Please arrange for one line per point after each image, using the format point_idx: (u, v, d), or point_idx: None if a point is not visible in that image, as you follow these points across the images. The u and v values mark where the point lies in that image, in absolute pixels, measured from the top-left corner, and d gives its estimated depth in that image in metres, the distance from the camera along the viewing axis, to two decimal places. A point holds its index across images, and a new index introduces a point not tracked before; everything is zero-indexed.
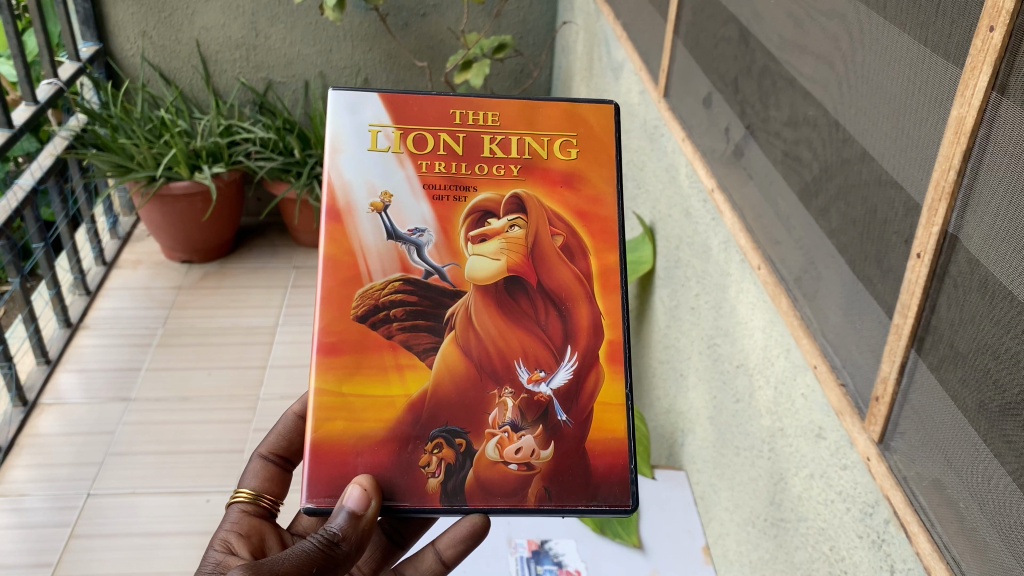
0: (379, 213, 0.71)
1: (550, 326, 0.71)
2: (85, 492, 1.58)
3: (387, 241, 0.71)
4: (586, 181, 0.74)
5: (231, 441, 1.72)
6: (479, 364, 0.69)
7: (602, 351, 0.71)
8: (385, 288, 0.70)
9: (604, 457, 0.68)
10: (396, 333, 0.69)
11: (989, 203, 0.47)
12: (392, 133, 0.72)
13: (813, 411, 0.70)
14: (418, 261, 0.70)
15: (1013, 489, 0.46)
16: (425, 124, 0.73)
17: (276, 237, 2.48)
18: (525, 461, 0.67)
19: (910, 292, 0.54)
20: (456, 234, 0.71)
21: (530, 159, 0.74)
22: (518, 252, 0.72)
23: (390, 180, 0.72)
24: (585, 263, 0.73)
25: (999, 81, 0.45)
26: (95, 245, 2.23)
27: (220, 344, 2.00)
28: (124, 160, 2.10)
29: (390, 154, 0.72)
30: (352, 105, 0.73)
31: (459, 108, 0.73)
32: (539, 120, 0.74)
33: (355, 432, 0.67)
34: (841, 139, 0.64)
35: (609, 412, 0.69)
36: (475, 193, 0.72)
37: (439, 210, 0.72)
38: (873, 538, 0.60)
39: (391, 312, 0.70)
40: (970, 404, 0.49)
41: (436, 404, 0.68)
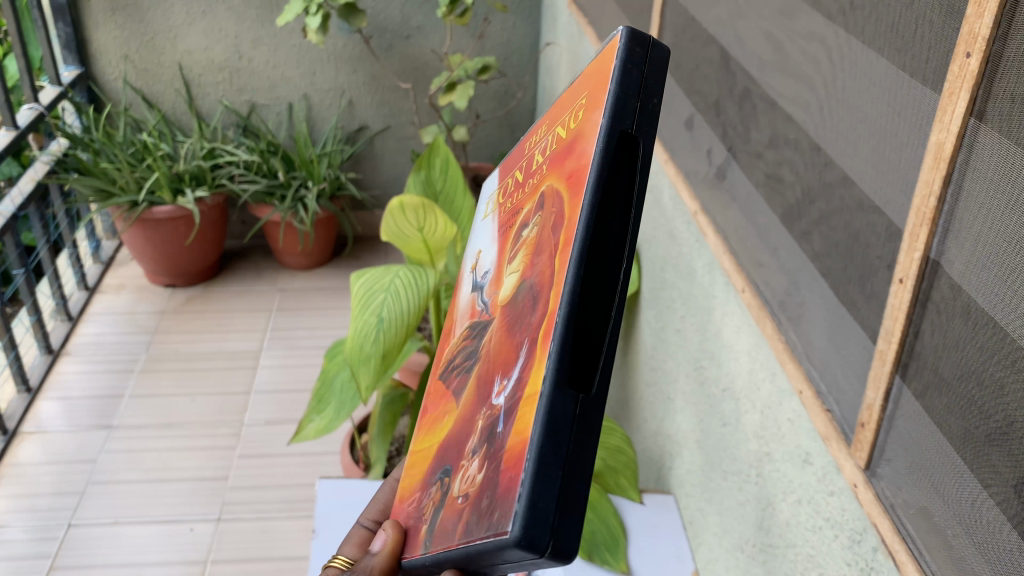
0: (473, 272, 0.59)
1: (522, 320, 0.41)
2: (66, 523, 1.56)
3: (470, 294, 0.57)
4: (581, 128, 0.43)
5: (215, 468, 1.70)
6: (473, 393, 0.46)
7: (546, 324, 0.38)
8: (457, 340, 0.57)
9: (506, 473, 0.35)
10: (450, 377, 0.54)
11: (971, 229, 0.46)
12: (496, 194, 0.61)
13: (799, 436, 0.70)
14: (477, 301, 0.54)
15: (1000, 519, 0.45)
16: (513, 173, 0.59)
17: (261, 260, 2.47)
18: (465, 493, 0.41)
19: (894, 317, 0.54)
20: (502, 259, 0.51)
21: (557, 145, 0.48)
22: (528, 249, 0.46)
23: (484, 238, 0.59)
24: (559, 214, 0.41)
25: (976, 107, 0.45)
26: (77, 269, 2.22)
27: (204, 369, 1.99)
28: (106, 184, 2.08)
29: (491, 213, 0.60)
30: (487, 194, 0.67)
31: (536, 138, 0.56)
32: (573, 100, 0.49)
33: (406, 487, 0.55)
34: (822, 163, 0.64)
35: (526, 404, 0.36)
36: (520, 209, 0.51)
37: (499, 244, 0.54)
38: (862, 566, 0.59)
39: (453, 360, 0.55)
40: (956, 431, 0.48)
41: (444, 449, 0.49)
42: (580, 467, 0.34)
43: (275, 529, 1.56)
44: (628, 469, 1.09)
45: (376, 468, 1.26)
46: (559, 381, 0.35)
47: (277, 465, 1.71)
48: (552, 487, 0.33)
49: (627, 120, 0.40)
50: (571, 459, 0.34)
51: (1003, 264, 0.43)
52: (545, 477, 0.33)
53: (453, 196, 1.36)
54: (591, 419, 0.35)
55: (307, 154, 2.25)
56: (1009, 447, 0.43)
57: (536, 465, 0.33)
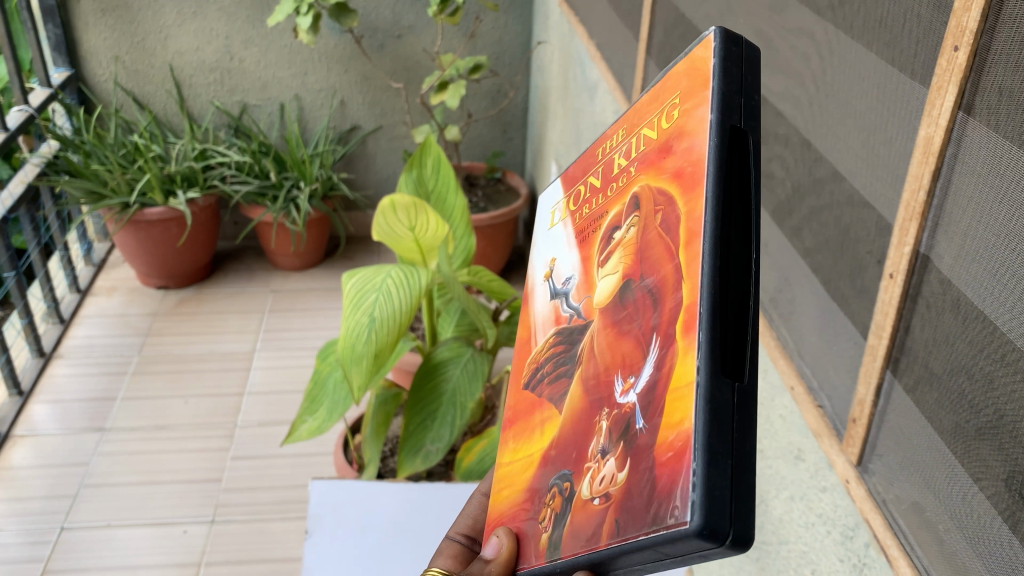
0: (547, 281, 0.55)
1: (644, 319, 0.38)
2: (58, 526, 1.55)
3: (549, 302, 0.54)
4: (682, 128, 0.40)
5: (208, 470, 1.69)
6: (590, 395, 0.43)
7: (678, 323, 0.35)
8: (545, 349, 0.53)
9: (667, 468, 0.33)
10: (543, 389, 0.51)
11: (960, 223, 0.46)
12: (563, 205, 0.57)
13: (791, 432, 0.70)
14: (568, 310, 0.50)
15: (991, 512, 0.45)
16: (582, 177, 0.55)
17: (254, 261, 2.46)
18: (606, 493, 0.38)
19: (884, 312, 0.54)
20: (592, 264, 0.48)
21: (645, 148, 0.44)
22: (630, 255, 0.42)
23: (553, 247, 0.56)
24: (675, 212, 0.38)
25: (965, 101, 0.45)
26: (68, 272, 2.21)
27: (196, 371, 1.98)
28: (97, 186, 2.07)
29: (558, 226, 0.56)
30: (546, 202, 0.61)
31: (608, 140, 0.52)
32: (656, 99, 0.45)
33: (509, 498, 0.52)
34: (812, 158, 0.64)
35: (678, 395, 0.33)
36: (608, 213, 0.47)
37: (583, 252, 0.50)
38: (854, 562, 0.59)
39: (544, 363, 0.52)
40: (947, 425, 0.48)
41: (555, 453, 0.46)
42: (747, 457, 0.32)
43: (268, 530, 1.56)
44: None
45: (370, 469, 1.26)
46: (714, 371, 0.32)
47: (269, 467, 1.71)
48: (723, 478, 0.31)
49: (736, 113, 0.37)
50: (736, 445, 0.32)
51: (992, 257, 0.43)
52: (716, 465, 0.31)
53: (444, 195, 1.36)
54: (746, 412, 0.32)
55: (298, 155, 2.24)
56: (999, 441, 0.43)
57: (706, 455, 0.31)
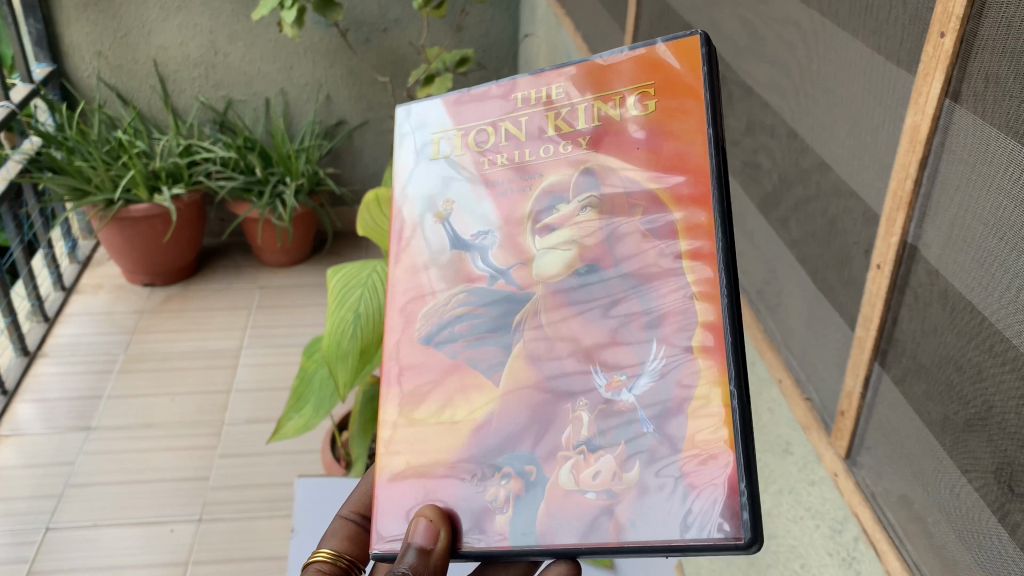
0: (442, 223, 0.54)
1: (635, 318, 0.46)
2: (44, 526, 1.54)
3: (449, 253, 0.53)
4: (675, 132, 0.46)
5: (195, 468, 1.68)
6: (544, 376, 0.48)
7: (700, 345, 0.44)
8: (449, 303, 0.52)
9: (709, 482, 0.42)
10: (461, 352, 0.51)
11: (947, 212, 0.45)
12: (454, 137, 0.54)
13: (780, 425, 0.69)
14: (483, 268, 0.51)
15: (981, 505, 0.44)
16: (483, 112, 0.53)
17: (241, 258, 2.45)
18: (607, 491, 0.44)
19: (872, 303, 0.53)
20: (523, 227, 0.50)
21: (605, 122, 0.49)
22: (592, 233, 0.48)
23: (452, 187, 0.54)
24: (674, 216, 0.46)
25: (952, 88, 0.44)
26: (53, 270, 2.19)
27: (183, 368, 1.97)
28: (80, 183, 2.05)
29: (456, 160, 0.54)
30: (417, 115, 0.56)
31: (523, 85, 0.53)
32: (609, 71, 0.49)
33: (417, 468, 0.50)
34: (799, 148, 0.63)
35: (716, 421, 0.42)
36: (545, 175, 0.50)
37: (504, 206, 0.52)
38: (843, 556, 0.59)
39: (455, 326, 0.51)
40: (935, 417, 0.48)
41: (490, 430, 0.48)
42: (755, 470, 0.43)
43: (256, 528, 1.55)
44: None
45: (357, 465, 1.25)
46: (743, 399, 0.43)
47: (257, 464, 1.69)
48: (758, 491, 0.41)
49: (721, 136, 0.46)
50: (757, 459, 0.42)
51: (981, 246, 0.43)
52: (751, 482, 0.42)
53: None
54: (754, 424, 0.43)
55: (284, 150, 2.23)
56: (988, 432, 0.43)
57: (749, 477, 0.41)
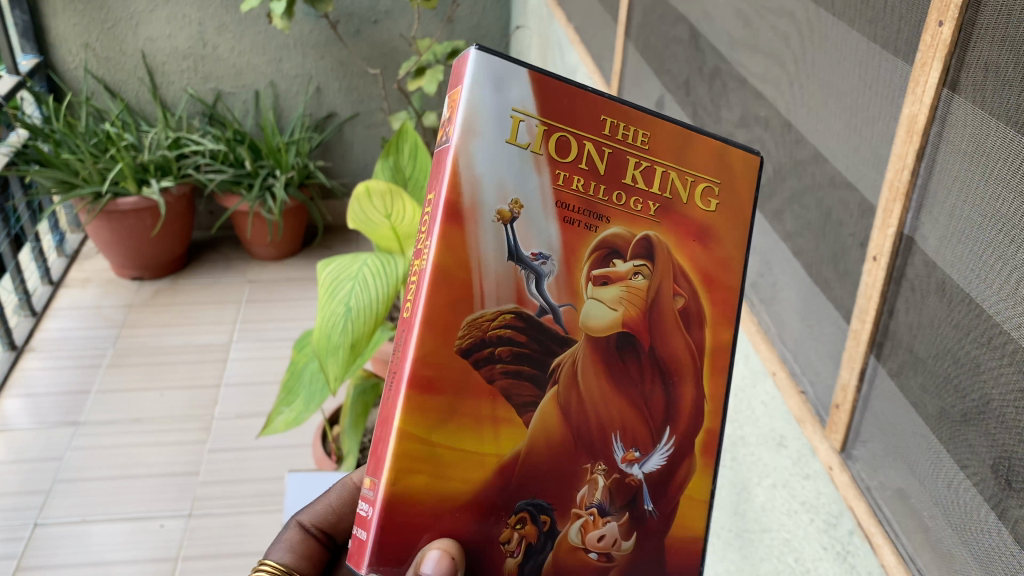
0: (504, 226, 0.44)
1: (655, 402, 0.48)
2: (32, 522, 1.53)
3: (506, 262, 0.45)
4: (719, 239, 0.49)
5: (185, 463, 1.67)
6: (578, 436, 0.47)
7: (698, 443, 0.50)
8: (494, 319, 0.45)
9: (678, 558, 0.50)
10: (499, 378, 0.45)
11: (945, 203, 0.45)
12: (536, 127, 0.44)
13: (774, 418, 0.69)
14: (536, 295, 0.45)
15: (977, 499, 0.44)
16: (576, 123, 0.45)
17: (230, 252, 2.43)
18: (607, 552, 0.48)
19: (868, 296, 0.52)
20: (578, 270, 0.46)
21: (671, 200, 0.48)
22: (637, 305, 0.48)
23: (521, 185, 0.44)
24: (703, 316, 0.49)
25: (949, 78, 0.44)
26: (40, 263, 2.17)
27: (172, 362, 1.95)
28: (68, 176, 2.03)
29: (529, 155, 0.44)
30: (497, 75, 0.43)
31: (616, 113, 0.45)
32: (685, 151, 0.47)
33: (437, 493, 0.45)
34: (793, 140, 0.63)
35: (693, 507, 0.50)
36: (613, 224, 0.46)
37: (567, 239, 0.46)
38: (837, 549, 0.58)
39: (497, 350, 0.45)
40: (931, 411, 0.47)
41: (520, 477, 0.46)
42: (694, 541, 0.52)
43: (247, 523, 1.54)
44: None
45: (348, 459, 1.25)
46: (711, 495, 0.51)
47: (246, 459, 1.69)
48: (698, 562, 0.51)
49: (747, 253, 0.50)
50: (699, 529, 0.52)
51: (979, 239, 0.42)
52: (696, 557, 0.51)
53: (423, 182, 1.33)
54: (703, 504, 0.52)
55: (274, 143, 2.22)
56: (985, 426, 0.42)
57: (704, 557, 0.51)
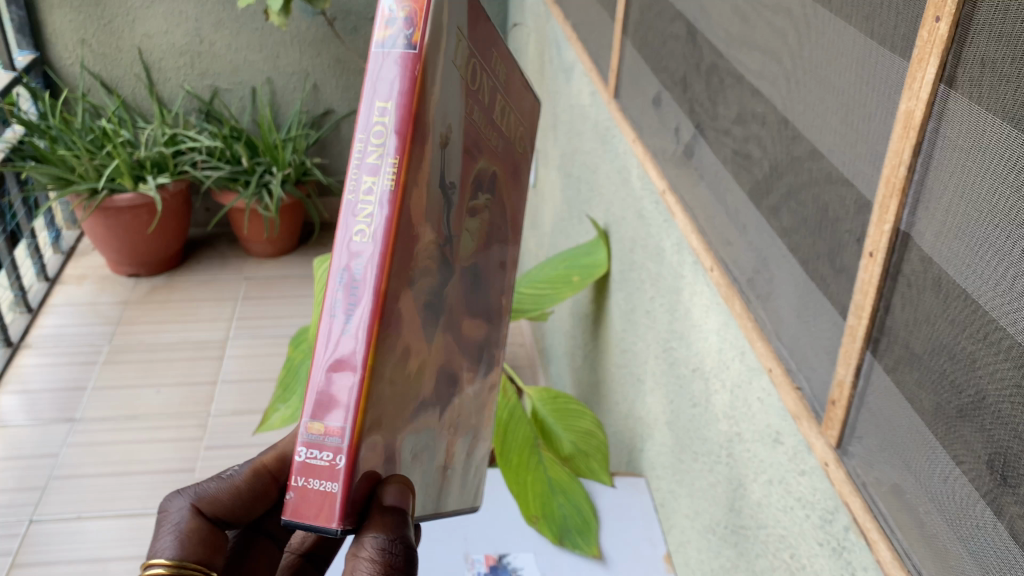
0: (445, 151, 0.43)
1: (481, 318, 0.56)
2: (27, 519, 1.53)
3: (440, 192, 0.43)
4: (514, 176, 0.58)
5: (181, 460, 1.67)
6: (449, 359, 0.50)
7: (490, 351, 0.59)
8: (427, 246, 0.42)
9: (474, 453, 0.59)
10: (423, 311, 0.43)
11: (941, 199, 0.45)
12: (463, 50, 0.44)
13: (770, 415, 0.69)
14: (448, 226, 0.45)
15: (972, 494, 0.44)
16: (477, 56, 0.47)
17: (227, 248, 2.43)
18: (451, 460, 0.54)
19: (864, 292, 0.52)
20: (467, 199, 0.48)
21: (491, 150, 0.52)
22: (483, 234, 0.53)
23: (453, 108, 0.43)
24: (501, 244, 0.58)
25: (947, 73, 0.44)
26: (36, 260, 2.16)
27: (168, 359, 1.95)
28: (64, 172, 2.03)
29: (459, 81, 0.44)
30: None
31: (491, 51, 0.49)
32: (508, 101, 0.55)
33: (386, 434, 0.42)
34: (790, 136, 0.63)
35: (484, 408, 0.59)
36: (481, 156, 0.50)
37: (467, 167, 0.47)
38: (833, 545, 0.58)
39: (428, 280, 0.43)
40: (927, 406, 0.47)
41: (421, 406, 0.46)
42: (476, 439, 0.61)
43: None
44: (598, 453, 1.10)
45: None
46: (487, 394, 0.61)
47: (242, 455, 1.69)
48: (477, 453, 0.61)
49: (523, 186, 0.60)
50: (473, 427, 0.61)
51: (975, 234, 0.42)
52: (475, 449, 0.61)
53: None
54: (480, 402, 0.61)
55: (271, 140, 2.21)
56: (981, 421, 0.42)
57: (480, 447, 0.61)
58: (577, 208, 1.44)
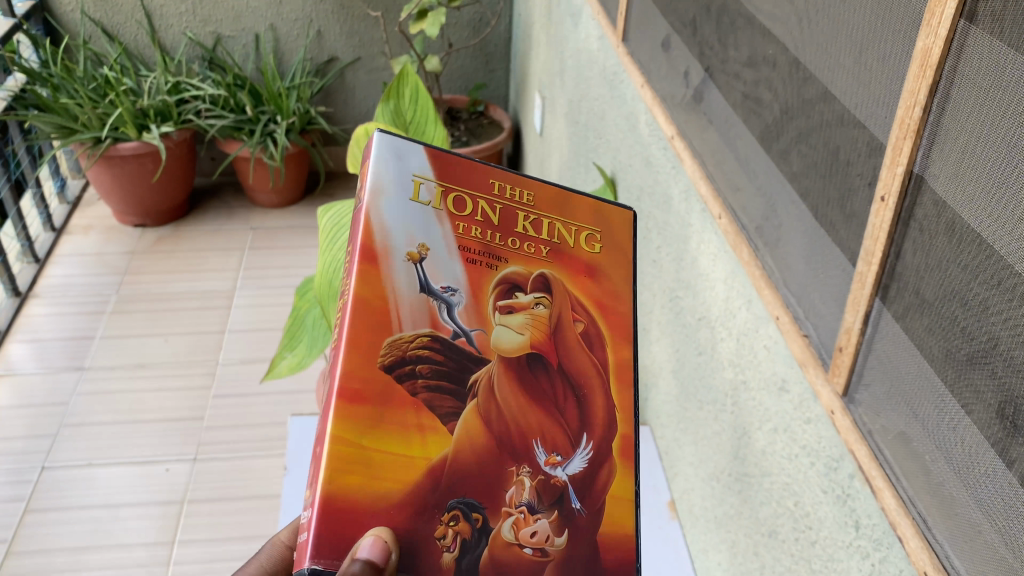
0: (415, 264, 0.58)
1: (568, 412, 0.60)
2: (40, 466, 1.55)
3: (420, 294, 0.58)
4: (604, 275, 0.65)
5: (189, 408, 1.69)
6: (498, 438, 0.57)
7: (615, 445, 0.61)
8: (412, 341, 0.56)
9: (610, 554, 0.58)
10: (421, 392, 0.55)
11: (958, 140, 0.44)
12: (433, 186, 0.61)
13: (775, 362, 0.68)
14: (448, 321, 0.58)
15: (980, 442, 0.43)
16: (467, 186, 0.63)
17: (233, 199, 2.42)
18: (536, 544, 0.56)
19: (875, 238, 0.51)
20: (485, 302, 0.60)
21: (558, 244, 0.65)
22: (541, 329, 0.61)
23: (429, 233, 0.60)
24: (599, 335, 0.63)
25: (967, 9, 0.42)
26: (42, 210, 2.16)
27: (176, 309, 1.96)
28: (68, 121, 2.02)
29: (431, 210, 0.61)
30: (396, 149, 0.61)
31: (497, 177, 0.64)
32: (568, 207, 0.66)
33: (372, 490, 0.52)
34: (801, 79, 0.61)
35: (620, 509, 0.59)
36: (501, 262, 0.62)
37: (470, 274, 0.60)
38: (837, 493, 0.58)
39: (417, 367, 0.55)
40: (936, 353, 0.47)
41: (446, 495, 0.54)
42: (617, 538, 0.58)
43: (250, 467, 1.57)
44: None
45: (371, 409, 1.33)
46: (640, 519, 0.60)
47: (250, 404, 1.71)
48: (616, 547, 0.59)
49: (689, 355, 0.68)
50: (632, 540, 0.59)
51: (991, 176, 0.41)
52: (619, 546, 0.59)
53: (423, 125, 1.42)
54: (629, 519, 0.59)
55: (274, 88, 2.19)
56: (991, 368, 0.42)
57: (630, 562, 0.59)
58: (586, 156, 1.41)
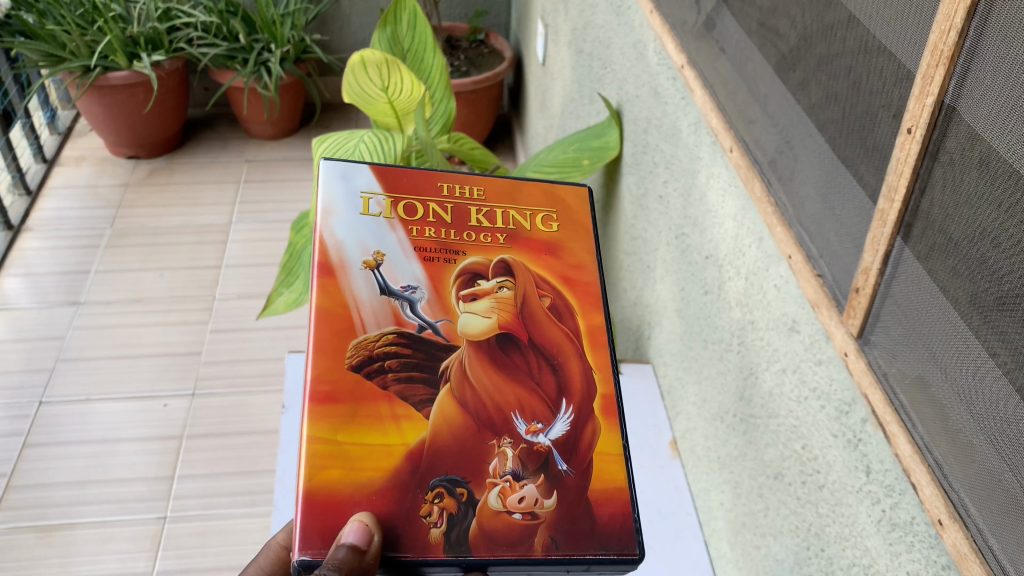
0: (373, 269, 0.67)
1: (544, 380, 0.64)
2: (38, 400, 1.55)
3: (381, 296, 0.65)
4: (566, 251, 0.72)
5: (187, 343, 1.68)
6: (476, 417, 0.60)
7: (596, 405, 0.64)
8: (379, 339, 0.63)
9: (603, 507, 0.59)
10: (391, 385, 0.61)
11: (996, 69, 0.40)
12: (382, 200, 0.72)
13: (786, 303, 0.66)
14: (411, 316, 0.65)
15: (1005, 389, 0.41)
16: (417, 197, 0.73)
17: (228, 131, 2.37)
18: (526, 508, 0.57)
19: (899, 173, 0.49)
20: (447, 293, 0.67)
21: (515, 231, 0.73)
22: (508, 310, 0.66)
23: (383, 241, 0.69)
24: (566, 306, 0.69)
25: None
26: (32, 140, 2.11)
27: (172, 243, 1.93)
28: (55, 49, 1.96)
29: (383, 218, 0.71)
30: (346, 175, 0.73)
31: (444, 181, 0.75)
32: (517, 198, 0.76)
33: (349, 481, 0.56)
34: (824, 2, 0.57)
35: (607, 463, 0.61)
36: (462, 256, 0.69)
37: (431, 270, 0.68)
38: (849, 437, 0.57)
39: (385, 363, 0.62)
40: (961, 296, 0.44)
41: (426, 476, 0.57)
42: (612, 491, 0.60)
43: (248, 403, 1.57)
44: None
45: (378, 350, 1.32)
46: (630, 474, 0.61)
47: (248, 340, 1.70)
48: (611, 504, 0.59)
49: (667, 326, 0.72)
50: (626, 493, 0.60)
51: None
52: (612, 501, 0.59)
53: (422, 54, 1.38)
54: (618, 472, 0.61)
55: (268, 15, 2.12)
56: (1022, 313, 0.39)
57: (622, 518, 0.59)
58: (591, 87, 1.36)
